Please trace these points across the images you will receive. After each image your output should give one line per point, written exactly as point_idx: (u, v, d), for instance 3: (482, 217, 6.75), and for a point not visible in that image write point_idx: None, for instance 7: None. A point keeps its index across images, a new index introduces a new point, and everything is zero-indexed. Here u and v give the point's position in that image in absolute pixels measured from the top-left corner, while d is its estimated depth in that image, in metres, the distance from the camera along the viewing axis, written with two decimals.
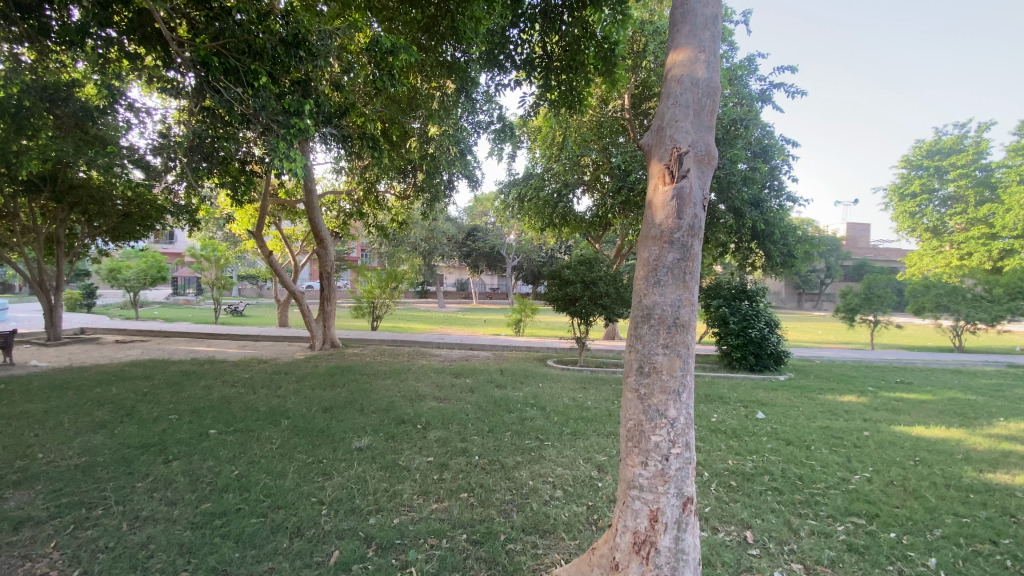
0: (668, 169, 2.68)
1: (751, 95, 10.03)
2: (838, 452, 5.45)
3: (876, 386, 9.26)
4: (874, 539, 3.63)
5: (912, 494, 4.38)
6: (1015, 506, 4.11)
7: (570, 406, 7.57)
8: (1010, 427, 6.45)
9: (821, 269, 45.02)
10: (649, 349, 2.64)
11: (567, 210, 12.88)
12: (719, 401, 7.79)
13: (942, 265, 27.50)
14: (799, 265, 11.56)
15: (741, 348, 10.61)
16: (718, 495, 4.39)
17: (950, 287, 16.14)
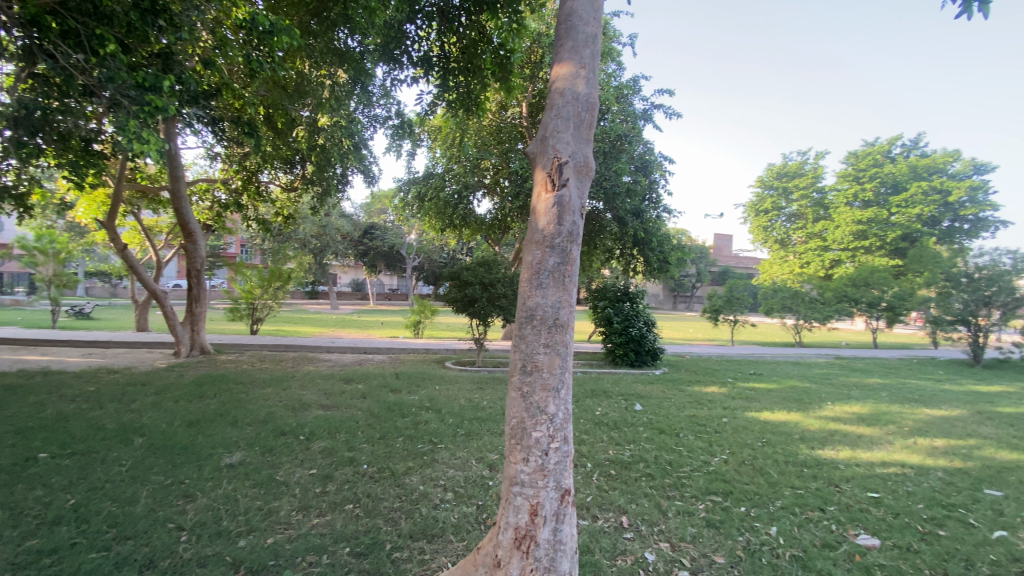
0: (549, 177, 2.80)
1: (635, 113, 10.78)
2: (702, 438, 6.08)
3: (734, 378, 10.52)
4: (728, 514, 4.09)
5: (759, 472, 5.02)
6: (838, 477, 4.88)
7: (465, 407, 7.58)
8: (834, 410, 7.67)
9: (693, 274, 50.09)
10: (531, 348, 2.73)
11: (466, 212, 12.89)
12: (604, 396, 8.32)
13: (787, 272, 32.07)
14: (676, 271, 12.68)
15: (623, 345, 11.49)
16: (598, 485, 4.67)
17: (793, 291, 18.87)
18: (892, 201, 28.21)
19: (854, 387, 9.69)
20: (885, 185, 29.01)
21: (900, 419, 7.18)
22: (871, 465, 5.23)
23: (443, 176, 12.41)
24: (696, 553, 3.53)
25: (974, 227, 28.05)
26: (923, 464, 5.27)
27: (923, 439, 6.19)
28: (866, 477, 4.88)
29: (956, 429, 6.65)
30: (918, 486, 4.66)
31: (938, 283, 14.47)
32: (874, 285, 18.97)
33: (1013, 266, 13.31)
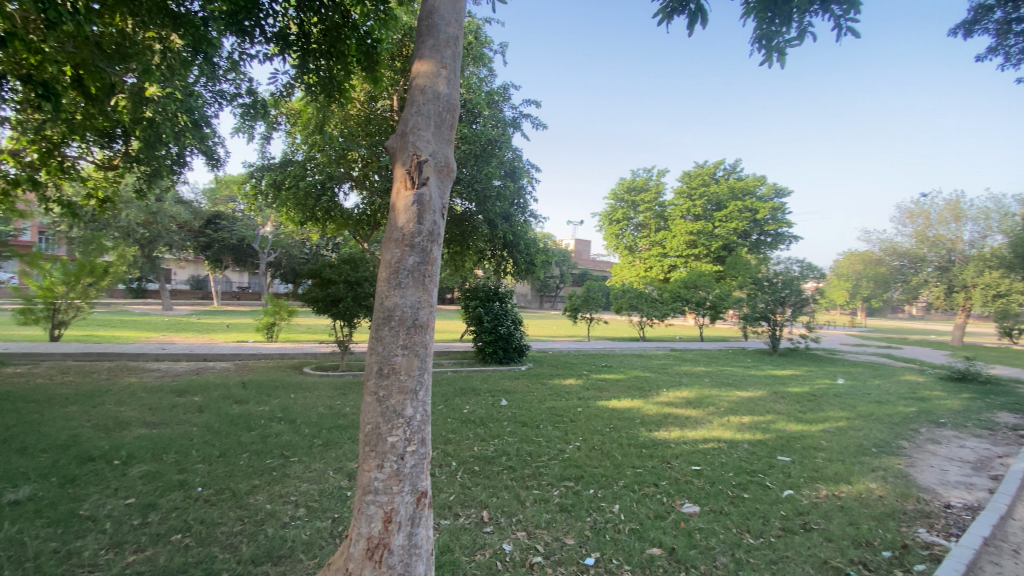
0: (409, 175, 2.75)
1: (505, 119, 10.99)
2: (559, 428, 6.49)
3: (589, 370, 11.46)
4: (579, 498, 4.41)
5: (606, 455, 5.52)
6: (670, 455, 5.57)
7: (324, 415, 7.10)
8: (670, 396, 8.77)
9: (557, 276, 53.39)
10: (388, 351, 2.65)
11: (330, 205, 12.06)
12: (472, 393, 8.44)
13: (635, 275, 35.90)
14: (540, 272, 13.33)
15: (492, 343, 11.80)
16: (461, 482, 4.72)
17: (638, 292, 21.09)
18: (716, 217, 33.15)
19: (685, 375, 11.17)
20: (712, 203, 33.93)
21: (718, 401, 8.47)
22: (696, 442, 6.08)
23: (303, 164, 11.44)
24: (550, 538, 3.75)
25: (774, 240, 34.02)
26: (734, 438, 6.26)
27: (734, 417, 7.36)
28: (691, 453, 5.65)
29: (758, 407, 8.04)
30: (729, 457, 5.52)
31: (747, 286, 17.34)
32: (701, 286, 22.12)
33: (799, 273, 16.46)
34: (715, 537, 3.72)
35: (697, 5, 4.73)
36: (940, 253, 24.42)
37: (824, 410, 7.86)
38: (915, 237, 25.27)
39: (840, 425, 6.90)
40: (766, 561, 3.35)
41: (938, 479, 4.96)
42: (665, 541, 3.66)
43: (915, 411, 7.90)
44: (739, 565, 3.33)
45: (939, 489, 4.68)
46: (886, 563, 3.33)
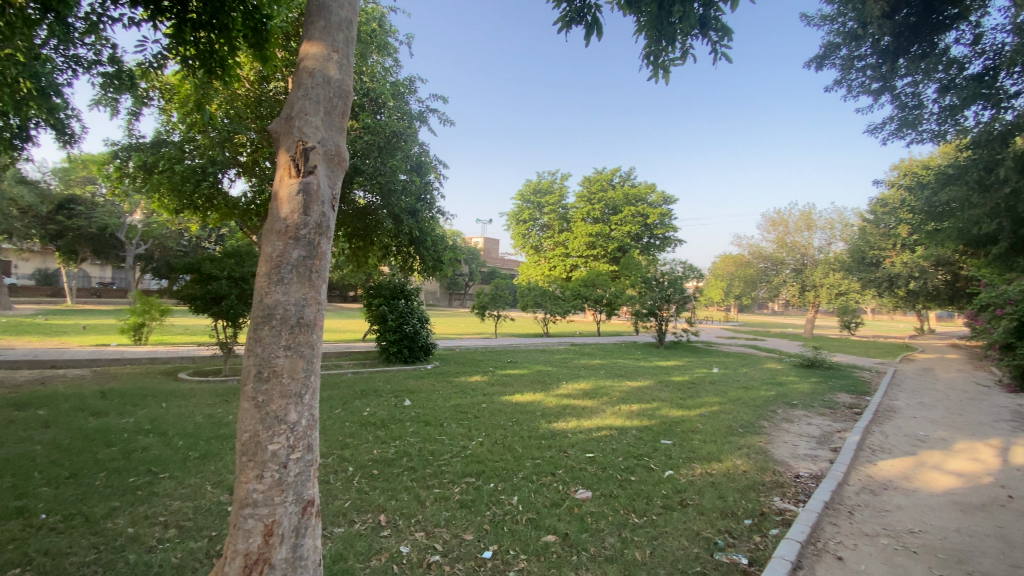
0: (293, 162, 2.57)
1: (411, 112, 10.68)
2: (462, 425, 6.50)
3: (494, 367, 11.60)
4: (479, 493, 4.44)
5: (508, 449, 5.62)
6: (567, 444, 5.83)
7: (203, 425, 6.43)
8: (569, 388, 9.16)
9: (465, 273, 53.43)
10: (268, 352, 2.46)
11: (213, 193, 10.92)
12: (373, 395, 8.14)
13: (540, 274, 37.03)
14: (447, 270, 13.19)
15: (396, 342, 11.49)
16: (359, 487, 4.53)
17: (542, 289, 21.71)
18: (613, 220, 35.25)
19: (583, 368, 11.75)
20: (610, 207, 36.07)
21: (612, 391, 9.02)
22: (592, 431, 6.42)
23: (181, 146, 10.18)
24: (448, 535, 3.73)
25: (663, 243, 37.11)
26: (624, 425, 6.71)
27: (626, 406, 7.89)
28: (586, 442, 5.95)
29: (646, 395, 8.69)
30: (620, 443, 5.90)
31: (639, 284, 18.65)
32: (599, 285, 23.41)
33: (682, 273, 18.07)
34: (604, 519, 3.95)
35: (593, 18, 4.98)
36: (796, 257, 28.16)
37: (701, 397, 8.71)
38: (776, 243, 28.87)
39: (714, 409, 7.70)
40: (648, 538, 3.62)
41: (791, 452, 5.71)
42: (559, 527, 3.81)
43: (775, 395, 9.03)
44: (624, 543, 3.56)
45: (791, 461, 5.39)
46: (746, 530, 3.76)
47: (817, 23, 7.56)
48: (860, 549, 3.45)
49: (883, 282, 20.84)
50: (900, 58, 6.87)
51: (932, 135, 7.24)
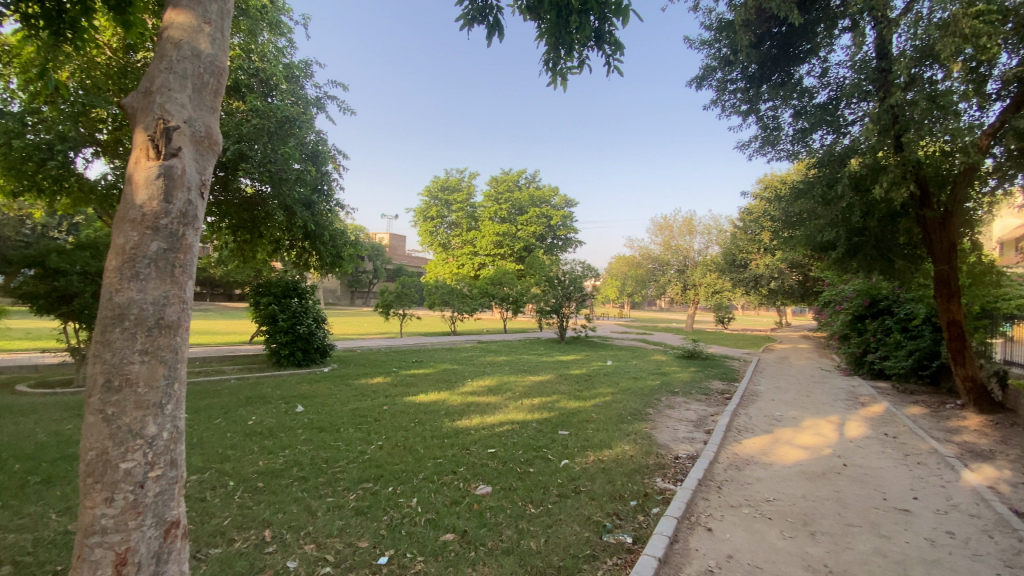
0: (152, 142, 2.29)
1: (306, 98, 9.98)
2: (361, 430, 6.24)
3: (397, 367, 11.29)
4: (376, 498, 4.29)
5: (409, 451, 5.49)
6: (469, 441, 5.84)
7: (46, 444, 5.49)
8: (473, 386, 9.19)
9: (368, 271, 51.43)
10: (120, 358, 2.16)
11: (62, 175, 9.36)
12: (260, 402, 7.52)
13: (447, 272, 36.73)
14: (347, 266, 12.57)
15: (289, 344, 10.72)
16: (241, 503, 4.15)
17: (449, 287, 21.50)
18: (519, 220, 36.05)
19: (488, 365, 11.87)
20: (516, 207, 36.81)
21: (515, 387, 9.21)
22: (493, 426, 6.49)
23: (21, 117, 8.40)
24: (341, 545, 3.55)
25: (566, 244, 38.71)
26: (525, 419, 6.89)
27: (527, 400, 8.10)
28: (488, 437, 6.01)
29: (546, 389, 8.99)
30: (520, 437, 6.05)
31: (542, 283, 19.24)
32: (505, 283, 23.78)
33: (582, 272, 19.00)
34: (503, 512, 4.02)
35: (495, 20, 5.03)
36: (679, 259, 30.88)
37: (596, 388, 9.23)
38: (663, 245, 31.46)
39: (607, 400, 8.19)
40: (542, 526, 3.75)
41: (672, 436, 6.25)
42: (457, 525, 3.79)
43: (660, 384, 9.83)
44: (521, 534, 3.65)
45: (672, 444, 5.89)
46: (632, 510, 4.04)
47: (698, 47, 8.31)
48: (727, 520, 3.86)
49: (750, 282, 23.59)
50: (764, 85, 7.81)
51: (787, 153, 8.28)
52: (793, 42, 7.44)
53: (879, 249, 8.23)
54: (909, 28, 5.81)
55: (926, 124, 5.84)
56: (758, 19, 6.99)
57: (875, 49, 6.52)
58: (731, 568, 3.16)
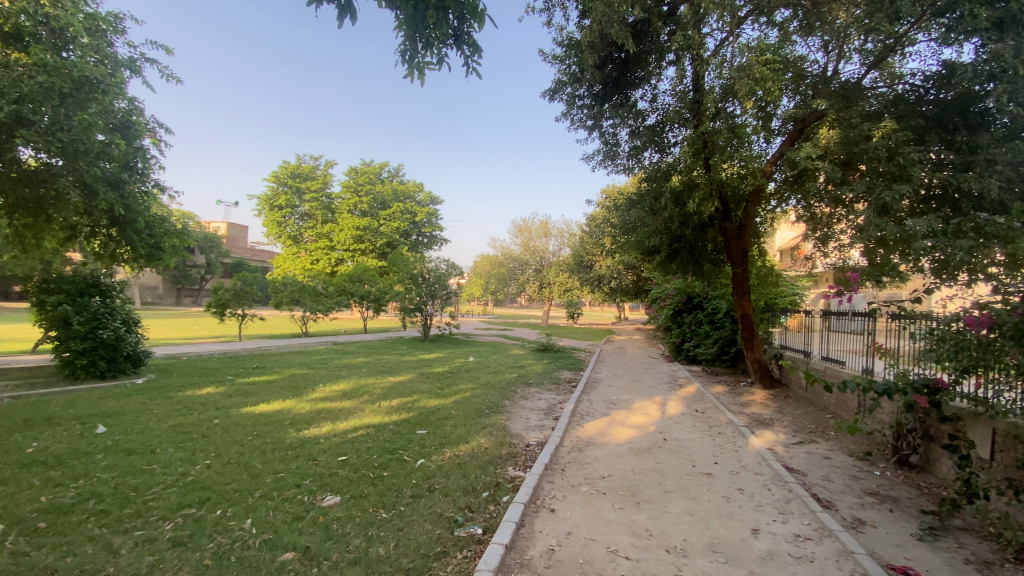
0: None
1: (116, 57, 8.33)
2: (184, 448, 5.42)
3: (235, 374, 10.09)
4: (201, 524, 3.78)
5: (244, 468, 4.94)
6: (316, 451, 5.46)
7: None
8: (324, 391, 8.59)
9: (201, 265, 45.05)
10: None
11: None
12: (44, 424, 6.10)
13: (299, 268, 34.04)
14: (169, 259, 10.84)
15: (88, 353, 8.89)
16: (12, 550, 3.32)
17: (300, 285, 19.81)
18: (380, 215, 34.74)
19: (343, 368, 11.22)
20: (377, 201, 35.41)
21: (371, 388, 8.86)
22: (345, 433, 6.15)
23: None
24: None
25: (430, 241, 38.36)
26: (381, 422, 6.66)
27: (384, 402, 7.84)
28: (339, 444, 5.68)
29: (405, 389, 8.81)
30: (375, 440, 5.83)
31: (405, 281, 18.79)
32: (365, 281, 22.74)
33: (446, 270, 19.18)
34: (351, 521, 3.83)
35: (343, 4, 4.76)
36: (536, 260, 32.74)
37: (456, 385, 9.32)
38: (523, 246, 33.13)
39: (465, 396, 8.32)
40: (393, 530, 3.67)
41: (524, 426, 6.60)
42: (299, 542, 3.52)
43: (516, 377, 10.30)
44: (370, 542, 3.52)
45: (525, 433, 6.20)
46: (483, 502, 4.16)
47: (550, 61, 8.86)
48: (568, 500, 4.19)
49: (595, 281, 25.98)
50: (606, 104, 8.66)
51: (624, 168, 9.26)
52: (629, 68, 8.36)
53: (693, 254, 9.71)
54: (717, 69, 6.92)
55: (727, 150, 7.00)
56: (601, 43, 7.68)
57: (692, 83, 7.63)
58: (570, 543, 3.43)
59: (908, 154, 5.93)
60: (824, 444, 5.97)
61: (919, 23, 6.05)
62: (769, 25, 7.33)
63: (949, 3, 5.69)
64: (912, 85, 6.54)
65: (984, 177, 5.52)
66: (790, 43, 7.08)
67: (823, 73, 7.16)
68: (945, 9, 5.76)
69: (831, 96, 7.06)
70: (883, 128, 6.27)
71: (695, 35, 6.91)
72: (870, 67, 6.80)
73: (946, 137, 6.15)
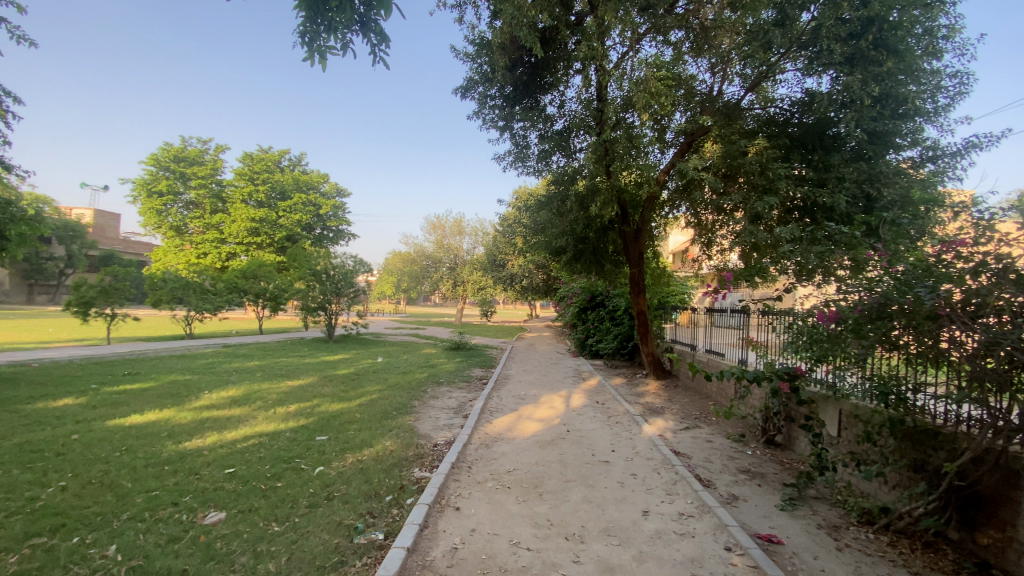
0: None
1: None
2: (31, 470, 4.65)
3: (100, 382, 8.84)
4: (52, 555, 3.27)
5: (110, 488, 4.35)
6: (199, 464, 4.96)
7: None
8: (210, 398, 7.82)
9: (59, 257, 39.02)
10: None
11: None
12: None
13: (183, 261, 30.82)
14: (14, 250, 9.22)
15: None
16: None
17: (184, 281, 17.85)
18: (280, 206, 32.36)
19: (233, 372, 10.30)
20: (275, 191, 32.95)
21: (266, 394, 8.23)
22: (234, 443, 5.66)
23: None
24: None
25: (335, 236, 36.50)
26: (276, 429, 6.22)
27: (280, 408, 7.32)
28: (226, 456, 5.22)
29: (305, 393, 8.30)
30: (269, 450, 5.42)
31: (307, 277, 17.71)
32: (261, 277, 21.08)
33: (353, 267, 18.33)
34: (237, 539, 3.53)
35: None
36: (450, 257, 32.49)
37: (360, 387, 8.96)
38: (436, 244, 32.73)
39: (371, 397, 8.04)
40: (286, 543, 3.45)
41: (431, 425, 6.52)
42: (176, 565, 3.18)
43: (425, 376, 10.14)
44: (258, 558, 3.27)
45: (432, 433, 6.13)
46: (386, 506, 4.05)
47: (462, 59, 8.83)
48: (473, 497, 4.21)
49: (507, 279, 26.39)
50: (516, 106, 8.82)
51: (534, 170, 9.48)
52: (539, 73, 8.60)
53: (596, 255, 10.22)
54: (618, 81, 7.34)
55: (626, 158, 7.43)
56: (511, 46, 7.80)
57: (596, 92, 8.00)
58: (473, 540, 3.45)
59: (776, 169, 6.72)
60: (706, 429, 6.60)
61: (787, 54, 6.81)
62: (665, 44, 7.90)
63: (811, 39, 6.52)
64: (781, 108, 7.41)
65: (835, 193, 6.43)
66: (683, 62, 7.71)
67: (709, 92, 7.84)
68: (808, 44, 6.58)
69: (714, 114, 7.66)
70: (757, 146, 7.07)
71: (599, 47, 7.27)
72: (747, 90, 7.57)
73: (806, 156, 7.06)
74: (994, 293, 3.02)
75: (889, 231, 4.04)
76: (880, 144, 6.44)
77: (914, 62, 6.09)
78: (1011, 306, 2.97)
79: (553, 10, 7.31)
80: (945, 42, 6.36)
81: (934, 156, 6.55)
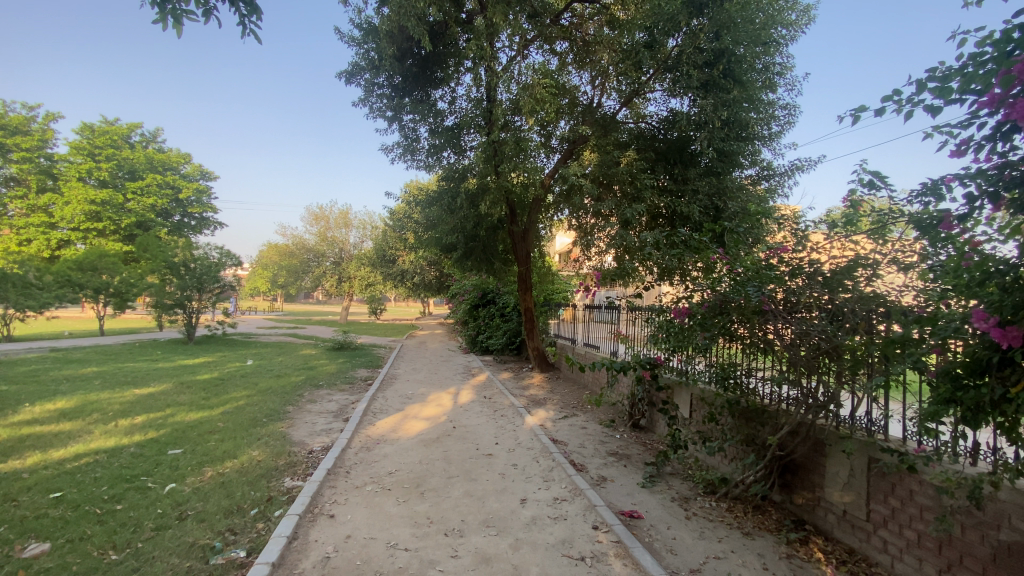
0: None
1: None
2: None
3: None
4: None
5: None
6: (15, 490, 4.14)
7: None
8: (30, 412, 6.54)
9: None
10: None
11: None
12: None
13: None
14: None
15: None
16: None
17: None
18: (128, 188, 28.04)
19: (64, 381, 8.73)
20: (123, 170, 28.52)
21: (106, 405, 7.09)
22: (61, 463, 4.81)
23: None
24: None
25: (199, 224, 32.57)
26: (118, 445, 5.40)
27: (124, 421, 6.36)
28: (52, 478, 4.42)
29: (157, 403, 7.31)
30: (107, 469, 4.70)
31: (163, 271, 15.62)
32: (103, 270, 18.08)
33: (218, 259, 16.59)
34: (64, 572, 3.02)
35: None
36: (335, 252, 30.82)
37: (226, 393, 8.13)
38: (319, 236, 30.79)
39: (238, 404, 7.33)
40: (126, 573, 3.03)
41: (307, 431, 6.14)
42: None
43: (303, 379, 9.49)
44: None
45: (308, 439, 5.78)
46: (250, 521, 3.74)
47: (348, 42, 8.39)
48: (350, 502, 4.05)
49: (397, 276, 25.71)
50: (405, 97, 8.63)
51: (424, 164, 9.35)
52: (429, 66, 8.47)
53: (486, 253, 10.38)
54: (507, 84, 7.48)
55: (514, 159, 7.63)
56: (400, 36, 7.61)
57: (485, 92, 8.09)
58: (347, 547, 3.33)
59: (643, 180, 7.41)
60: (582, 417, 7.06)
61: (655, 75, 7.52)
62: (551, 53, 8.28)
63: (673, 63, 7.20)
64: (650, 124, 8.14)
65: (691, 204, 7.25)
66: (565, 73, 8.14)
67: (590, 103, 8.37)
68: (672, 67, 7.27)
69: (593, 123, 8.26)
70: (628, 157, 7.71)
71: (488, 48, 7.35)
72: (622, 105, 8.20)
73: (669, 169, 7.84)
74: (806, 291, 3.65)
75: (730, 238, 4.65)
76: (728, 162, 7.35)
77: (754, 93, 7.01)
78: (818, 302, 3.61)
79: (444, 5, 7.27)
80: (778, 78, 7.47)
81: (769, 175, 7.69)
